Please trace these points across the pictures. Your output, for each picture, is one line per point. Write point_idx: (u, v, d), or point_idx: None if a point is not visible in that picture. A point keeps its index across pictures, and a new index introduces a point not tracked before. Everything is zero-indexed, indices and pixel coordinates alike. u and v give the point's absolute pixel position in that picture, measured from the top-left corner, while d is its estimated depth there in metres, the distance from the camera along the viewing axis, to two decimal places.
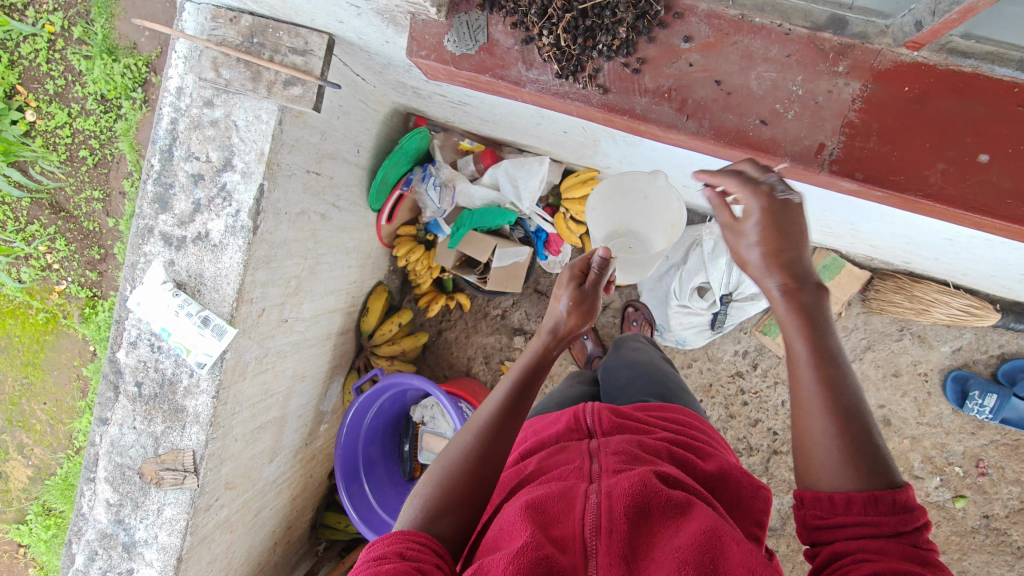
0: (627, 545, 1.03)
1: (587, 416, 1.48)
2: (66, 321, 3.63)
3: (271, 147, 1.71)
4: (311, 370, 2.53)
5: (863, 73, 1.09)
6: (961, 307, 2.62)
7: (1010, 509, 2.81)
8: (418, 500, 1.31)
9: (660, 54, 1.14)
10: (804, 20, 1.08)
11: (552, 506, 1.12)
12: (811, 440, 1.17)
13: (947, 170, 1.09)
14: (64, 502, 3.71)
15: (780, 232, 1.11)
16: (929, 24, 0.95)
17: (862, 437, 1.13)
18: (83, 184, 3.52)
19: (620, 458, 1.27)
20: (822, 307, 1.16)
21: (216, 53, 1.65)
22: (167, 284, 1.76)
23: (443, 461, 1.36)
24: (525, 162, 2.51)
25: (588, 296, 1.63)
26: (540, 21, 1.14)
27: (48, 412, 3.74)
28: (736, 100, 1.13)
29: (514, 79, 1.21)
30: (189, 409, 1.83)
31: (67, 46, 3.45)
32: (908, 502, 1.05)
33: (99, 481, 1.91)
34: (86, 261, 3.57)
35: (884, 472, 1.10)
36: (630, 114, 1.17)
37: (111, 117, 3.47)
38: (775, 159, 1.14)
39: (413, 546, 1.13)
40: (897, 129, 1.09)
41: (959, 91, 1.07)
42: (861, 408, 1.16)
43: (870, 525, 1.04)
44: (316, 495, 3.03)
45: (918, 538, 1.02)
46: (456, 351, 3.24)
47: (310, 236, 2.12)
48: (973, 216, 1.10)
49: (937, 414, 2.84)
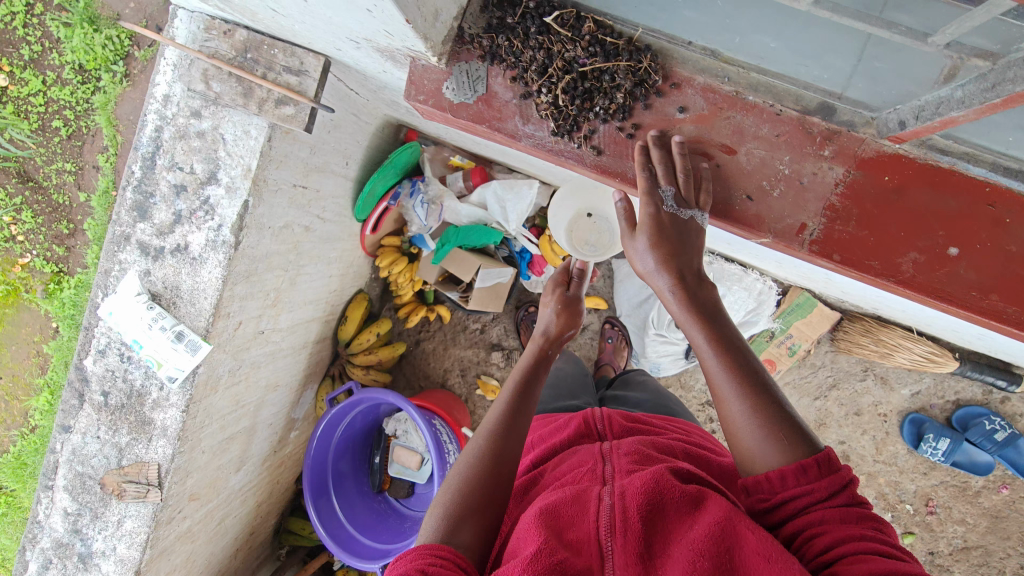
0: (643, 544, 1.02)
1: (598, 421, 1.57)
2: (28, 295, 3.51)
3: (258, 163, 1.67)
4: (285, 380, 2.50)
5: (847, 159, 1.16)
6: (922, 353, 2.71)
7: (954, 547, 2.93)
8: (435, 511, 1.27)
9: (656, 121, 1.20)
10: (795, 103, 1.15)
11: (565, 509, 1.11)
12: (733, 429, 1.16)
13: (921, 259, 1.16)
14: (15, 480, 3.57)
15: (669, 239, 1.15)
16: (911, 125, 1.04)
17: (777, 405, 1.14)
18: (54, 155, 3.39)
19: (632, 458, 1.29)
20: (711, 301, 1.20)
21: (207, 64, 1.61)
22: (140, 296, 1.72)
23: (454, 475, 1.33)
24: (514, 184, 2.52)
25: (570, 301, 1.84)
26: (539, 79, 1.17)
27: (3, 388, 3.61)
28: (725, 172, 1.19)
29: (510, 132, 1.23)
30: (156, 421, 1.79)
31: (46, 11, 3.30)
32: (832, 459, 1.05)
33: (57, 489, 1.86)
34: (54, 235, 3.45)
35: (802, 439, 1.10)
36: (622, 177, 1.22)
37: (89, 88, 3.33)
38: (758, 234, 1.19)
39: (437, 561, 1.07)
40: (876, 216, 1.16)
41: (934, 185, 1.14)
42: (770, 384, 1.16)
43: (806, 495, 1.02)
44: (282, 500, 2.99)
45: (851, 493, 1.03)
46: (432, 362, 3.22)
47: (292, 248, 2.08)
48: (940, 303, 1.18)
49: (893, 453, 2.94)
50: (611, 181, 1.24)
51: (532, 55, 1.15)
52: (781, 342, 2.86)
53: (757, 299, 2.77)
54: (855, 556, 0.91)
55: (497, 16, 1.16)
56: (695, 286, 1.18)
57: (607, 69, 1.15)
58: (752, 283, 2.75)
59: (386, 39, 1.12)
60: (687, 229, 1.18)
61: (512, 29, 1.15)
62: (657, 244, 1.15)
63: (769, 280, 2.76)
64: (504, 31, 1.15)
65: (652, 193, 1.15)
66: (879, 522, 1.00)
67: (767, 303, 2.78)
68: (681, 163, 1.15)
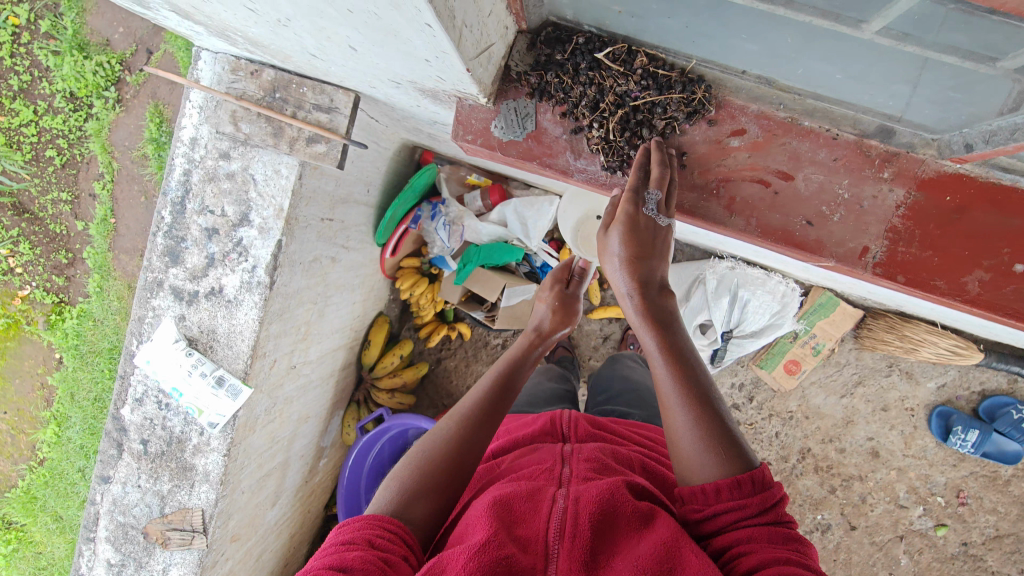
0: (589, 551, 0.95)
1: (564, 423, 1.45)
2: (29, 327, 3.40)
3: (290, 202, 1.65)
4: (313, 411, 2.39)
5: (907, 180, 1.20)
6: (947, 347, 2.52)
7: (988, 537, 2.73)
8: (394, 482, 1.20)
9: (711, 151, 1.27)
10: (853, 127, 1.19)
11: (518, 506, 1.05)
12: (674, 435, 1.15)
13: (986, 278, 1.20)
14: (25, 515, 3.36)
15: (641, 238, 1.23)
16: (979, 148, 1.05)
17: (720, 419, 1.13)
18: (49, 185, 3.32)
19: (591, 465, 1.21)
20: (669, 310, 1.26)
21: (235, 106, 1.60)
22: (179, 342, 1.72)
23: (422, 450, 1.25)
24: (534, 202, 2.51)
25: (569, 299, 1.71)
26: (591, 114, 1.27)
27: (9, 422, 3.47)
28: (782, 200, 1.25)
29: (562, 167, 1.34)
30: (198, 467, 1.76)
31: (34, 40, 3.27)
32: (764, 478, 1.03)
33: (99, 541, 1.85)
34: (53, 265, 3.36)
35: (740, 455, 1.07)
36: (678, 207, 1.30)
37: (81, 115, 3.27)
38: (819, 258, 1.25)
39: (384, 534, 1.04)
40: (939, 236, 1.21)
41: (996, 204, 1.18)
42: (716, 401, 1.16)
43: (736, 509, 1.00)
44: (314, 530, 2.81)
45: (778, 512, 1.00)
46: (455, 380, 3.03)
47: (320, 281, 1.98)
48: (1006, 319, 1.22)
49: (920, 446, 2.73)
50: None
51: (583, 90, 1.26)
52: (805, 342, 2.68)
53: (781, 302, 2.57)
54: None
55: (545, 53, 1.25)
56: (653, 292, 1.25)
57: (658, 100, 1.23)
58: (776, 286, 2.56)
59: (435, 83, 1.14)
60: (656, 238, 1.25)
61: (562, 65, 1.25)
62: (628, 244, 1.23)
63: (792, 281, 2.57)
64: (553, 67, 1.25)
65: (638, 192, 1.23)
66: (803, 543, 0.96)
67: (792, 305, 2.58)
68: (661, 171, 1.22)
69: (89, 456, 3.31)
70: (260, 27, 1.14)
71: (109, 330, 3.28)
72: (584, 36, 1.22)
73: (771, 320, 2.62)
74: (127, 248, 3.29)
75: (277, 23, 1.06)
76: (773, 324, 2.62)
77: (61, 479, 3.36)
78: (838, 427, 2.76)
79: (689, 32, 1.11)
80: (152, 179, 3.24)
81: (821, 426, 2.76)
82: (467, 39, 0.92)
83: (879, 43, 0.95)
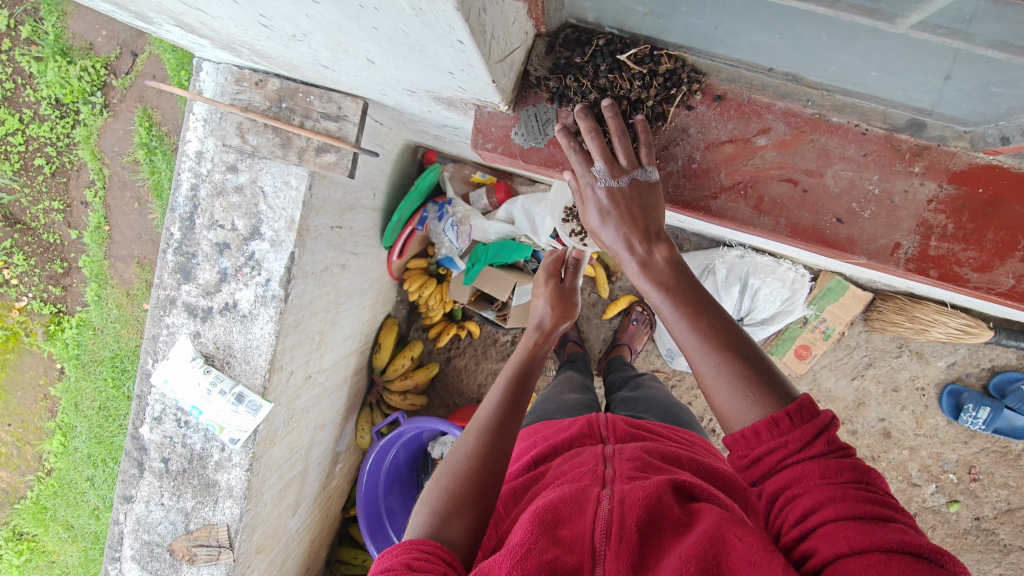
0: (636, 553, 0.95)
1: (602, 426, 1.45)
2: (28, 339, 3.36)
3: (301, 214, 1.62)
4: (330, 418, 2.34)
5: (938, 173, 1.22)
6: (957, 326, 2.43)
7: (999, 510, 2.65)
8: (424, 507, 1.17)
9: (738, 151, 1.28)
10: (881, 122, 1.20)
11: (563, 506, 1.04)
12: (715, 391, 1.10)
13: (1020, 270, 1.22)
14: (36, 526, 3.34)
15: (626, 211, 1.19)
16: (1017, 142, 1.07)
17: (755, 365, 1.09)
18: (39, 195, 3.26)
19: (634, 464, 1.20)
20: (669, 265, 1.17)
21: (242, 118, 1.59)
22: (195, 360, 1.70)
23: (449, 466, 1.23)
24: (541, 197, 2.37)
25: (565, 292, 1.71)
26: None
27: (14, 434, 3.45)
28: (812, 198, 1.27)
29: None
30: (221, 483, 1.75)
31: (15, 47, 3.19)
32: (808, 408, 1.02)
33: (125, 560, 1.84)
34: (48, 276, 3.32)
35: (780, 390, 1.07)
36: (706, 212, 1.32)
37: (68, 122, 3.21)
38: (850, 255, 1.27)
39: (422, 556, 1.02)
40: (975, 229, 1.22)
41: None
42: (737, 335, 1.12)
43: (781, 449, 1.01)
44: (331, 536, 2.74)
45: (830, 439, 0.99)
46: (466, 379, 2.92)
47: (331, 289, 1.93)
48: None
49: (933, 425, 2.66)
50: (698, 216, 1.34)
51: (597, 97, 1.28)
52: (816, 326, 2.61)
53: (791, 289, 2.49)
54: (833, 526, 0.88)
55: (564, 56, 1.26)
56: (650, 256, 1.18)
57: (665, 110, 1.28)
58: (786, 273, 2.47)
59: (456, 93, 1.19)
60: (641, 205, 1.21)
61: (581, 68, 1.26)
62: (614, 215, 1.19)
63: (802, 267, 2.49)
64: (573, 71, 1.26)
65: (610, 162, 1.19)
66: (867, 475, 0.96)
67: (802, 291, 2.50)
68: (623, 142, 1.20)
69: (98, 464, 3.27)
70: (273, 41, 1.13)
71: (110, 338, 3.23)
72: (605, 38, 1.23)
73: (782, 307, 2.54)
74: (123, 256, 3.23)
75: (292, 38, 1.06)
76: (784, 311, 2.55)
77: (70, 489, 3.33)
78: (850, 410, 2.70)
79: (719, 33, 1.10)
80: (145, 185, 3.18)
81: (833, 409, 2.71)
82: (493, 51, 0.96)
83: (916, 38, 0.93)
